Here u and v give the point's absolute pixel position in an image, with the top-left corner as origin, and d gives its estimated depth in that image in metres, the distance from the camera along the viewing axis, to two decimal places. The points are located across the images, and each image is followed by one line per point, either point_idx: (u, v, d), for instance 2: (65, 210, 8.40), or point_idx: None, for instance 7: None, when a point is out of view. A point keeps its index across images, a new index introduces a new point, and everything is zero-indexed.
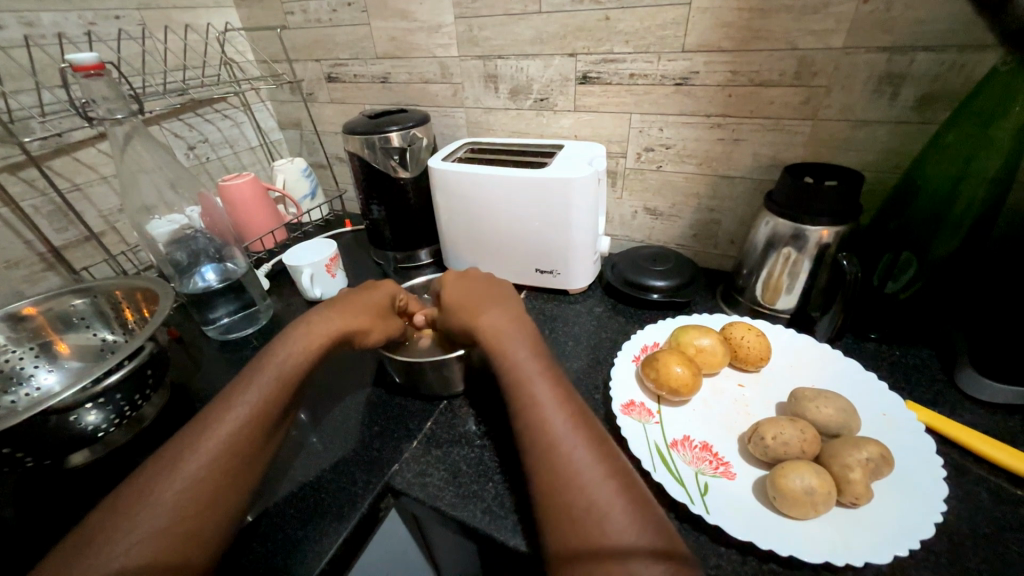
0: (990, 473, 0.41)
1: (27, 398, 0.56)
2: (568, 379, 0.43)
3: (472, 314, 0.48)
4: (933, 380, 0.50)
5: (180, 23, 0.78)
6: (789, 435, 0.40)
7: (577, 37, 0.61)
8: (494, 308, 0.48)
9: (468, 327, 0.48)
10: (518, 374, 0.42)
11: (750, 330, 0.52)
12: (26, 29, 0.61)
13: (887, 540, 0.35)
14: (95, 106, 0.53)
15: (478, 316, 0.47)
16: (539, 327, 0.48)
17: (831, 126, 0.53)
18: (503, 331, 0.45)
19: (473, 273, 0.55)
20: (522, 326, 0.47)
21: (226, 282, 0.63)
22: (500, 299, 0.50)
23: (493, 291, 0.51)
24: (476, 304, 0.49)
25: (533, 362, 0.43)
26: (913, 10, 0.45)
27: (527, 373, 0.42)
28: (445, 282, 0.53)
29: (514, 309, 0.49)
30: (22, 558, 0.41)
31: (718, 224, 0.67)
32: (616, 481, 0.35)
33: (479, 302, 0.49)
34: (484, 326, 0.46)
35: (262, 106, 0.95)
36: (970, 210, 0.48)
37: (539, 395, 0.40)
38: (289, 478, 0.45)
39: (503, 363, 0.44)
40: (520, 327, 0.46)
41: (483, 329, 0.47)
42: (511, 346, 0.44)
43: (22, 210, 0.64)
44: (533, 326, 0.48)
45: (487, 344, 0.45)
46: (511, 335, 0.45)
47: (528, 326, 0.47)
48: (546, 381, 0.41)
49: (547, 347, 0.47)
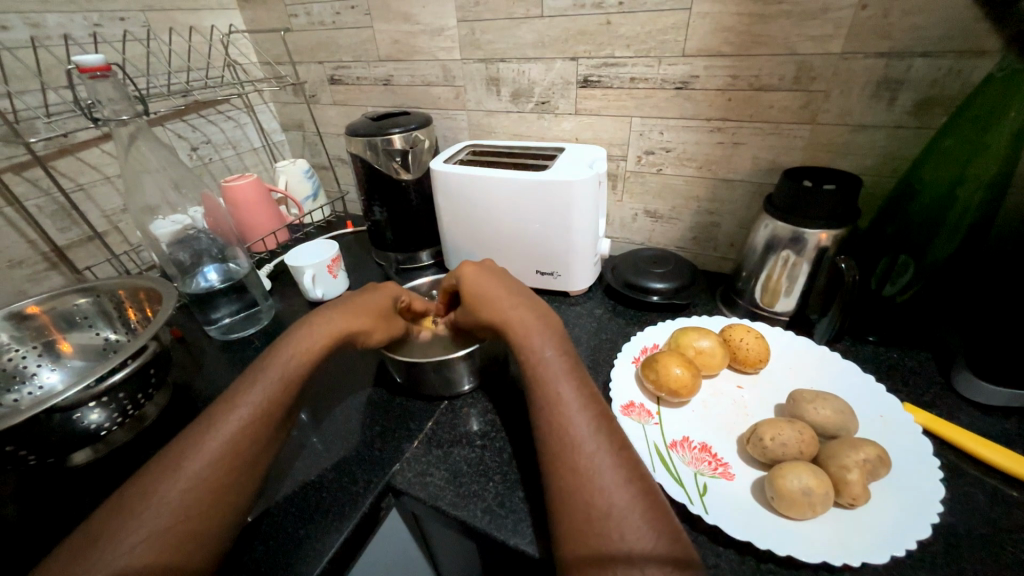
0: (986, 475, 0.41)
1: (29, 397, 0.56)
2: (588, 381, 0.43)
3: (497, 312, 0.48)
4: (931, 382, 0.50)
5: (185, 25, 0.79)
6: (787, 437, 0.40)
7: (578, 41, 0.62)
8: (519, 309, 0.48)
9: (493, 326, 0.48)
10: (537, 376, 0.43)
11: (749, 332, 0.52)
12: (32, 30, 0.62)
13: (884, 540, 0.35)
14: (101, 107, 0.53)
15: (503, 316, 0.47)
16: (565, 330, 0.48)
17: (829, 130, 0.54)
18: (523, 334, 0.45)
19: (492, 264, 0.54)
20: (549, 325, 0.47)
21: (228, 282, 0.64)
22: (524, 298, 0.50)
23: (517, 288, 0.51)
24: (500, 303, 0.48)
25: (551, 364, 0.43)
26: (911, 16, 0.45)
27: (547, 375, 0.42)
28: (466, 272, 0.52)
29: (540, 309, 0.49)
30: (25, 556, 0.41)
31: (718, 227, 0.67)
32: (636, 485, 0.35)
33: (503, 301, 0.49)
34: (508, 327, 0.46)
35: (265, 108, 0.96)
36: (967, 216, 0.48)
37: (558, 398, 0.40)
38: (290, 477, 0.45)
39: (528, 363, 0.44)
40: (541, 328, 0.46)
41: (501, 331, 0.47)
42: (535, 347, 0.44)
43: (26, 210, 0.64)
44: (558, 326, 0.48)
45: (513, 344, 0.46)
46: (535, 336, 0.45)
47: (553, 328, 0.47)
48: (564, 384, 0.41)
49: (573, 347, 0.47)
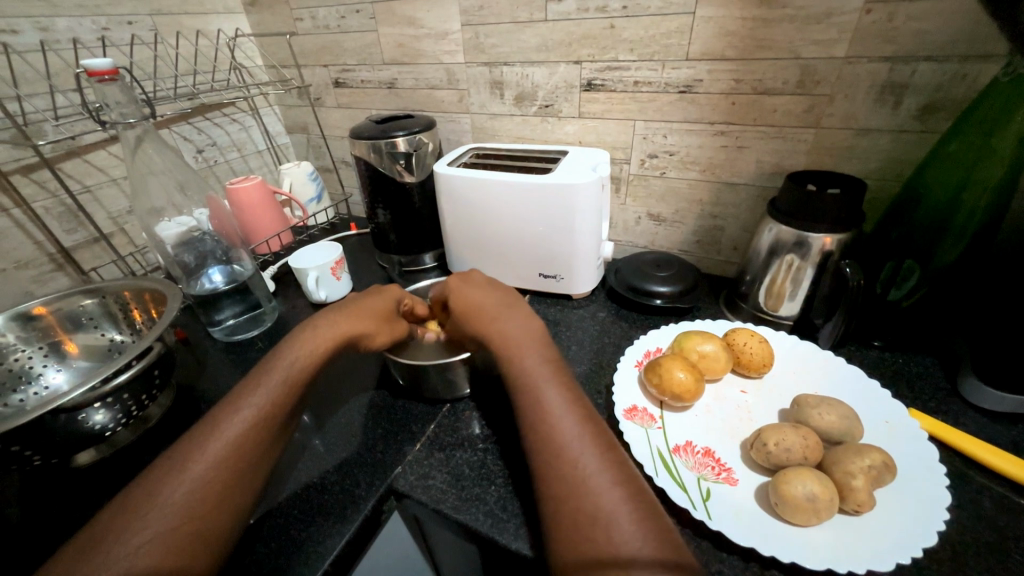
0: (993, 482, 0.41)
1: (35, 398, 0.56)
2: (576, 386, 0.44)
3: (484, 318, 0.48)
4: (936, 388, 0.50)
5: (191, 29, 0.80)
6: (790, 442, 0.40)
7: (582, 45, 0.62)
8: (506, 314, 0.48)
9: (479, 332, 0.48)
10: (524, 381, 0.43)
11: (753, 336, 0.52)
12: (42, 34, 0.63)
13: (891, 547, 0.35)
14: (109, 110, 0.54)
15: (492, 321, 0.48)
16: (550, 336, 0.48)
17: (833, 134, 0.54)
18: (510, 339, 0.46)
19: (477, 277, 0.54)
20: (536, 331, 0.47)
21: (232, 284, 0.64)
22: (509, 303, 0.50)
23: (505, 294, 0.51)
24: (486, 309, 0.49)
25: (537, 369, 0.43)
26: (915, 21, 0.45)
27: (533, 379, 0.42)
28: (454, 283, 0.53)
29: (526, 314, 0.49)
30: (28, 556, 0.41)
31: (722, 231, 0.67)
32: (624, 488, 0.35)
33: (491, 305, 0.49)
34: (497, 330, 0.47)
35: (270, 110, 0.96)
36: (973, 218, 0.48)
37: (545, 402, 0.40)
38: (293, 479, 0.45)
39: (515, 368, 0.44)
40: (528, 333, 0.47)
41: (488, 336, 0.47)
42: (523, 353, 0.45)
43: (32, 211, 0.65)
44: (545, 333, 0.48)
45: (499, 349, 0.46)
46: (522, 341, 0.46)
47: (539, 333, 0.47)
48: (551, 388, 0.42)
49: (561, 353, 0.47)
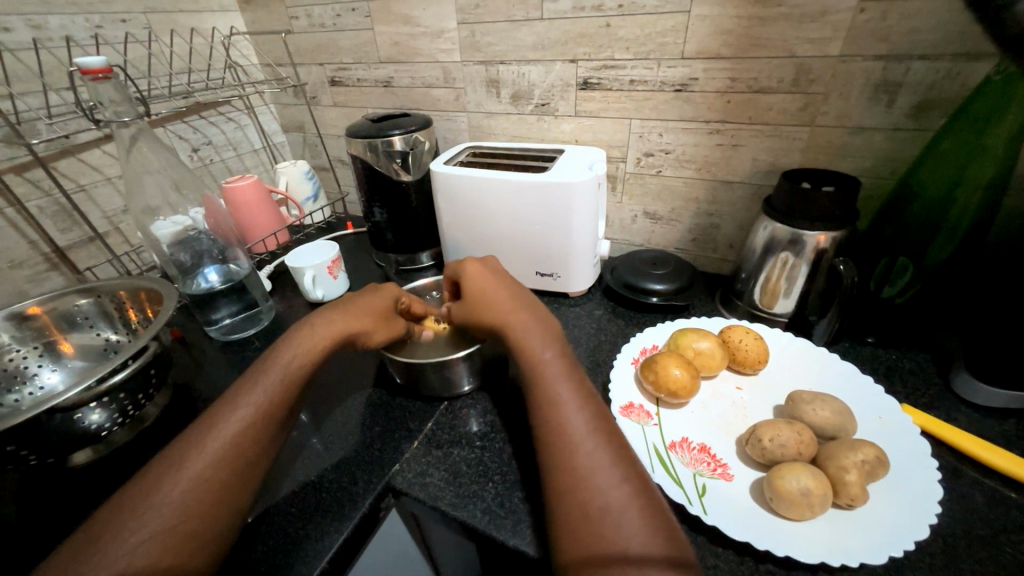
0: (985, 476, 0.41)
1: (30, 398, 0.56)
2: (588, 382, 0.44)
3: (497, 312, 0.48)
4: (929, 383, 0.50)
5: (186, 27, 0.79)
6: (785, 437, 0.40)
7: (578, 43, 0.62)
8: (520, 309, 0.48)
9: (493, 326, 0.48)
10: (537, 375, 0.43)
11: (748, 333, 0.52)
12: (35, 32, 0.62)
13: (883, 540, 0.35)
14: (103, 108, 0.53)
15: (504, 316, 0.47)
16: (562, 331, 0.48)
17: (827, 132, 0.54)
18: (522, 334, 0.46)
19: (494, 262, 0.54)
20: (547, 326, 0.47)
21: (228, 283, 0.64)
22: (522, 297, 0.50)
23: (518, 288, 0.51)
24: (499, 304, 0.49)
25: (550, 365, 0.43)
26: (908, 20, 0.46)
27: (546, 374, 0.43)
28: (467, 270, 0.52)
29: (537, 309, 0.49)
30: (25, 556, 0.41)
31: (717, 228, 0.67)
32: (632, 485, 0.35)
33: (505, 300, 0.49)
34: (510, 325, 0.47)
35: (266, 109, 0.96)
36: (965, 216, 0.49)
37: (557, 397, 0.41)
38: (290, 478, 0.45)
39: (527, 363, 0.44)
40: (540, 328, 0.47)
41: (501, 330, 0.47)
42: (535, 346, 0.45)
43: (27, 211, 0.65)
44: (556, 327, 0.48)
45: (512, 344, 0.46)
46: (535, 336, 0.46)
47: (550, 329, 0.47)
48: (563, 384, 0.42)
49: (572, 348, 0.47)
